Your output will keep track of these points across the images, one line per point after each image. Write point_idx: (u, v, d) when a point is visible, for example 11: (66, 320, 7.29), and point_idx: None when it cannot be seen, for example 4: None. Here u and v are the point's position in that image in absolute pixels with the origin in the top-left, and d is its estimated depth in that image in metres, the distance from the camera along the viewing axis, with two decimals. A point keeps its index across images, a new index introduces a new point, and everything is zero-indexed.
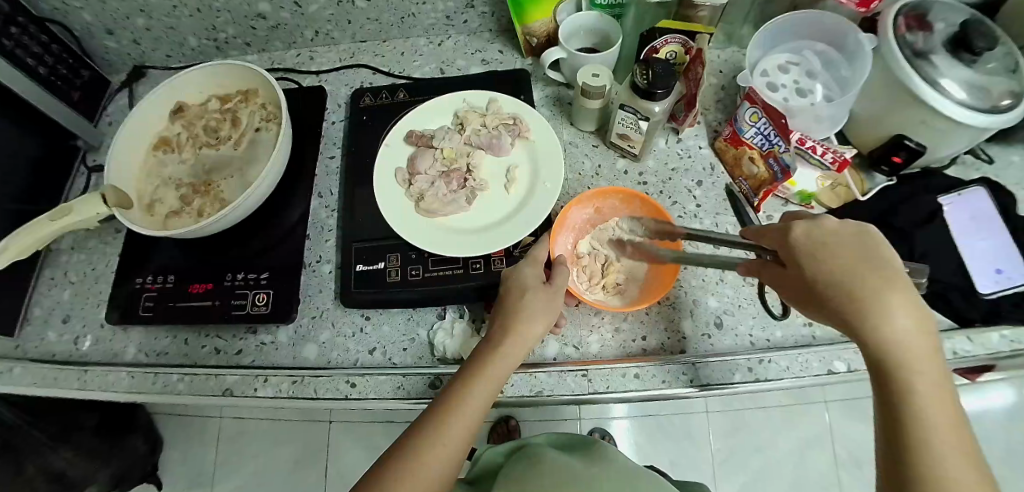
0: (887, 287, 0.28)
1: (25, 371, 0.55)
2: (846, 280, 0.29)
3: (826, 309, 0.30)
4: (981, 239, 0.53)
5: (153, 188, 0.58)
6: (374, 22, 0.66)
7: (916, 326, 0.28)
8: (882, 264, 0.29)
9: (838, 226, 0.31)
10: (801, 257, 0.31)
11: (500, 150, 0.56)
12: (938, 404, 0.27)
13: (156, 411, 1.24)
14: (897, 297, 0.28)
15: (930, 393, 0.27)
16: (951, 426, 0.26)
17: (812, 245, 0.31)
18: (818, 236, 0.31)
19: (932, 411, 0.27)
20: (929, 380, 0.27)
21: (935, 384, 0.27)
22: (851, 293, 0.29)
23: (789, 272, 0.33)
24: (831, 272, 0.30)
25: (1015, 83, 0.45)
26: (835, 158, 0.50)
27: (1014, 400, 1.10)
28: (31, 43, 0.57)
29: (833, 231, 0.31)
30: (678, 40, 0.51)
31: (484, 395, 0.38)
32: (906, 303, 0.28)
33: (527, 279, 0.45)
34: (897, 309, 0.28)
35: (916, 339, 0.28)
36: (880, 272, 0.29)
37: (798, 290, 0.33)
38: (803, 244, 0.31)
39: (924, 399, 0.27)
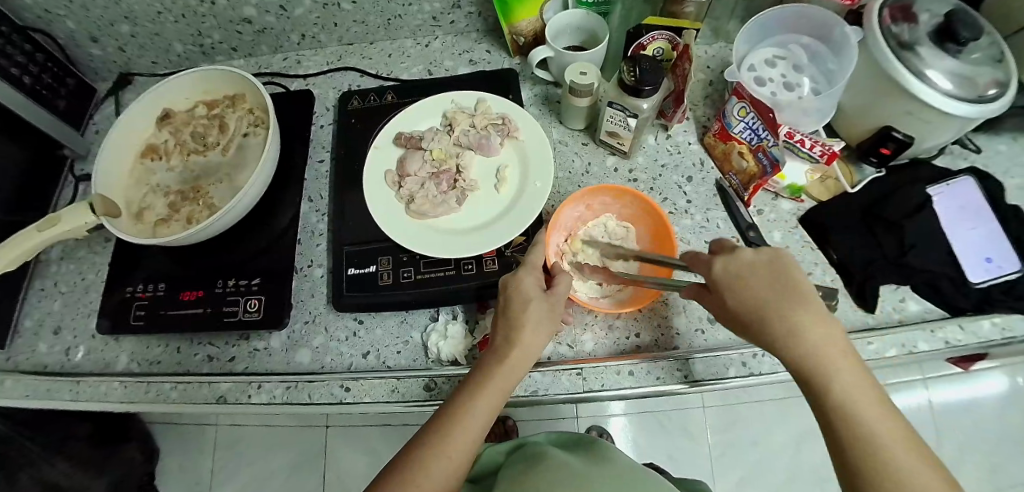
0: (795, 302, 0.33)
1: (16, 384, 0.54)
2: (764, 298, 0.33)
3: (755, 330, 0.34)
4: (971, 228, 0.53)
5: (141, 196, 0.57)
6: (361, 24, 0.66)
7: (825, 330, 0.32)
8: (785, 281, 0.34)
9: (750, 254, 0.36)
10: (726, 285, 0.35)
11: (489, 150, 0.56)
12: (867, 397, 0.30)
13: (152, 420, 1.23)
14: (802, 311, 0.32)
15: (854, 387, 0.31)
16: (883, 415, 0.29)
17: (734, 278, 0.35)
18: (735, 262, 0.36)
19: (862, 402, 0.30)
20: (850, 379, 0.31)
21: (857, 379, 0.31)
22: (768, 309, 0.33)
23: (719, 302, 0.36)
24: (753, 294, 0.34)
25: (1000, 73, 0.46)
26: (823, 151, 0.51)
27: (1009, 387, 1.11)
28: (15, 52, 0.56)
29: (746, 259, 0.35)
30: (665, 37, 0.52)
31: (488, 409, 0.38)
32: (809, 313, 0.32)
33: (528, 289, 0.43)
34: (809, 321, 0.32)
35: (827, 339, 0.32)
36: (784, 291, 0.33)
37: (735, 322, 0.35)
38: (726, 271, 0.35)
39: (852, 395, 0.30)
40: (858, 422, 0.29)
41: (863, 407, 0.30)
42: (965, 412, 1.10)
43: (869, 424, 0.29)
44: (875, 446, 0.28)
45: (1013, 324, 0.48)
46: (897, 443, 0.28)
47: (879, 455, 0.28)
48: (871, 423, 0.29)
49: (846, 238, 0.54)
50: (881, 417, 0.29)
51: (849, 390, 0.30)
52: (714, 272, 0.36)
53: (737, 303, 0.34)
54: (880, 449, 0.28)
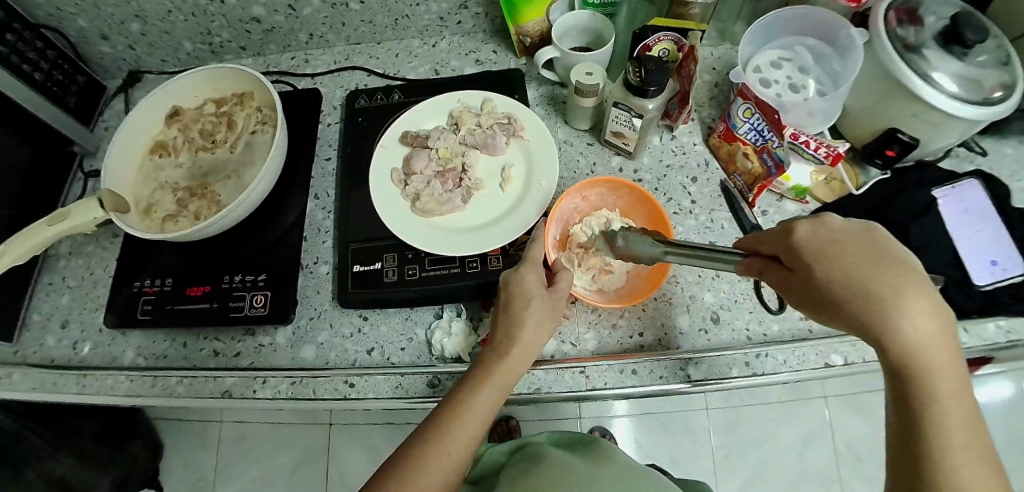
0: (911, 291, 0.25)
1: (24, 377, 0.55)
2: (860, 279, 0.26)
3: (838, 317, 0.27)
4: (978, 230, 0.53)
5: (149, 192, 0.58)
6: (369, 24, 0.66)
7: (939, 328, 0.25)
8: (894, 263, 0.26)
9: (844, 223, 0.28)
10: (816, 262, 0.28)
11: (495, 149, 0.56)
12: (961, 408, 0.25)
13: (156, 416, 1.24)
14: (920, 303, 0.25)
15: (952, 396, 0.25)
16: (973, 430, 0.25)
17: (830, 256, 0.27)
18: (825, 235, 0.28)
19: (955, 415, 0.25)
20: (950, 387, 0.25)
21: (956, 387, 0.25)
22: (870, 297, 0.26)
23: (799, 278, 0.29)
24: (852, 274, 0.26)
25: (1007, 76, 0.46)
26: (828, 152, 0.51)
27: (1015, 393, 1.10)
28: (27, 49, 0.57)
29: (841, 232, 0.28)
30: (671, 37, 0.52)
31: (488, 405, 0.38)
32: (927, 306, 0.25)
33: (530, 286, 0.43)
34: (919, 316, 0.25)
35: (940, 343, 0.25)
36: (895, 276, 0.26)
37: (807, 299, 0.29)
38: (816, 248, 0.28)
39: (943, 404, 0.25)
40: (946, 437, 0.25)
41: (953, 419, 0.25)
42: None
43: (955, 441, 0.24)
44: (956, 463, 0.24)
45: (1016, 327, 0.48)
46: (980, 465, 0.24)
47: (959, 475, 0.24)
48: (958, 439, 0.25)
49: None
50: (970, 434, 0.25)
51: (947, 400, 0.25)
52: (798, 245, 0.28)
53: (830, 285, 0.27)
54: (960, 467, 0.24)
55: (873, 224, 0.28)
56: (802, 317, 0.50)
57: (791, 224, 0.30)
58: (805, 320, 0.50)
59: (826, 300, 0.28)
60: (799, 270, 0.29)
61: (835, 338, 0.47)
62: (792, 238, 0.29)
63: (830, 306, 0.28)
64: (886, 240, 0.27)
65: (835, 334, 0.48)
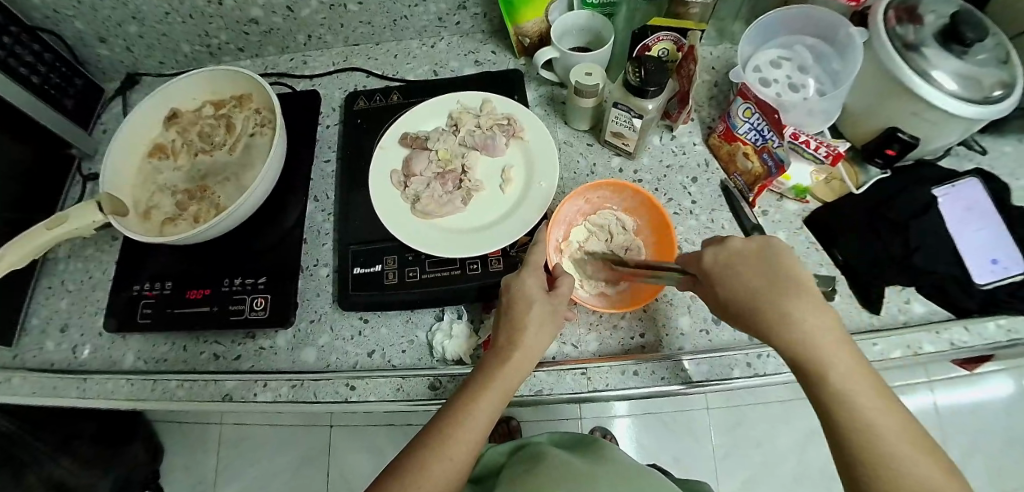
0: (786, 290, 0.34)
1: (23, 381, 0.54)
2: (744, 286, 0.35)
3: (748, 323, 0.35)
4: (979, 229, 0.52)
5: (148, 195, 0.58)
6: (367, 25, 0.66)
7: (820, 321, 0.32)
8: (775, 271, 0.35)
9: (740, 246, 0.37)
10: (715, 278, 0.37)
11: (495, 151, 0.56)
12: (866, 387, 0.30)
13: (157, 419, 1.24)
14: (796, 299, 0.33)
15: (854, 384, 0.31)
16: (887, 407, 0.30)
17: (726, 271, 0.36)
18: (725, 257, 0.37)
19: (862, 394, 0.30)
20: (849, 375, 0.31)
21: (857, 371, 0.31)
22: (760, 300, 0.34)
23: (712, 293, 0.38)
24: (742, 286, 0.35)
25: (1006, 75, 0.45)
26: (828, 152, 0.50)
27: (1016, 390, 1.10)
28: (25, 52, 0.57)
29: (736, 251, 0.37)
30: (671, 37, 0.52)
31: (490, 411, 0.38)
32: (804, 307, 0.33)
33: (531, 290, 0.43)
34: (802, 315, 0.32)
35: (827, 335, 0.32)
36: (772, 281, 0.34)
37: (739, 316, 0.36)
38: (717, 268, 0.37)
39: (852, 389, 0.30)
40: (858, 414, 0.30)
41: (863, 400, 0.30)
42: (970, 414, 1.10)
43: (870, 416, 0.29)
44: (872, 436, 0.29)
45: (1018, 326, 0.48)
46: (897, 435, 0.29)
47: (875, 444, 0.29)
48: (872, 415, 0.29)
49: (853, 239, 0.54)
50: (883, 409, 0.30)
51: (850, 385, 0.31)
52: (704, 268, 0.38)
53: (727, 294, 0.36)
54: (882, 441, 0.29)
55: (770, 240, 0.37)
56: None
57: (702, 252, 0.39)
58: None
59: (728, 308, 0.37)
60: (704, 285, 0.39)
61: None
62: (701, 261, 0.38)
63: (750, 313, 0.35)
64: (780, 253, 0.36)
65: None
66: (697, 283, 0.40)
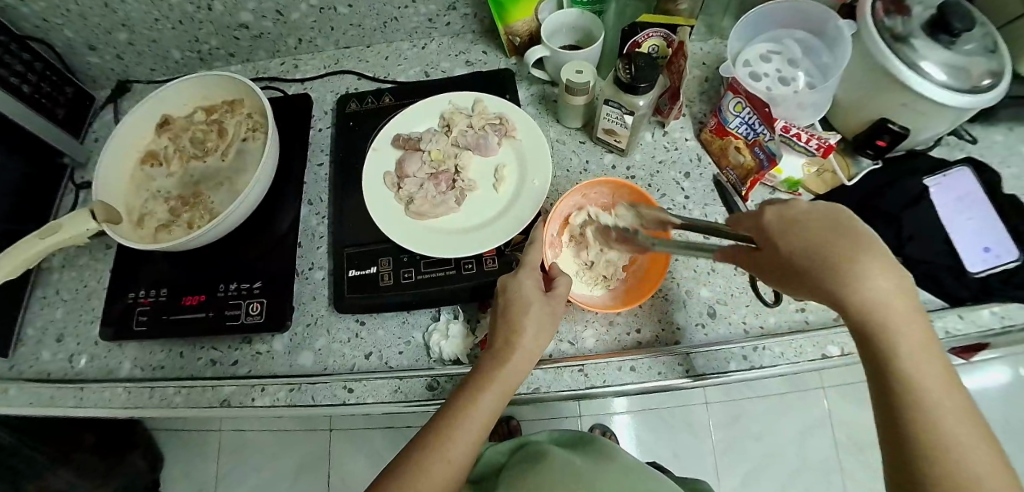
0: (867, 253, 0.26)
1: (20, 391, 0.54)
2: (820, 252, 0.27)
3: (808, 289, 0.28)
4: (970, 217, 0.53)
5: (142, 203, 0.57)
6: (357, 28, 0.66)
7: (900, 293, 0.26)
8: (856, 233, 0.27)
9: (811, 206, 0.29)
10: (783, 239, 0.28)
11: (487, 150, 0.56)
12: (929, 365, 0.26)
13: (154, 427, 1.23)
14: (877, 264, 0.26)
15: (916, 362, 0.26)
16: (948, 391, 0.26)
17: (791, 230, 0.28)
18: (793, 217, 0.29)
19: (925, 377, 0.26)
20: (911, 352, 0.26)
21: (923, 354, 0.26)
22: (837, 258, 0.26)
23: (771, 257, 0.30)
24: (816, 251, 0.27)
25: (994, 64, 0.46)
26: (819, 144, 0.52)
27: (1012, 379, 1.11)
28: (13, 62, 0.57)
29: (809, 212, 0.28)
30: (660, 33, 0.53)
31: (490, 410, 0.38)
32: (882, 269, 0.26)
33: (528, 292, 0.43)
34: (879, 283, 0.26)
35: (901, 305, 0.26)
36: (857, 242, 0.26)
37: (795, 277, 0.28)
38: (780, 228, 0.29)
39: (913, 368, 0.26)
40: (922, 395, 0.26)
41: (928, 387, 0.26)
42: None
43: (933, 400, 0.25)
44: (935, 422, 0.25)
45: (1012, 313, 0.48)
46: (958, 418, 0.25)
47: (933, 431, 0.25)
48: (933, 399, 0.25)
49: None
50: (949, 395, 0.25)
51: (910, 362, 0.26)
52: (767, 226, 0.29)
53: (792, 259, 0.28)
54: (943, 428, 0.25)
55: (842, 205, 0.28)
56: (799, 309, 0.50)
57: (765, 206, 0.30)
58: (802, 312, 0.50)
59: (792, 274, 0.28)
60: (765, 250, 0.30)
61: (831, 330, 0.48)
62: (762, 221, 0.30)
63: (814, 274, 0.27)
64: (849, 214, 0.28)
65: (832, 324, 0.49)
66: (758, 252, 0.31)
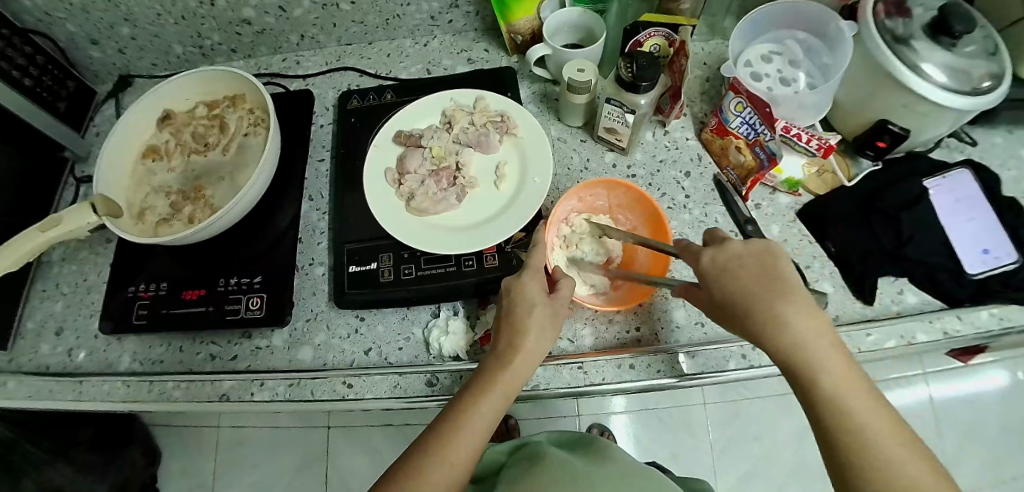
0: (780, 293, 0.32)
1: (19, 384, 0.54)
2: (744, 291, 0.33)
3: (742, 328, 0.34)
4: (969, 219, 0.53)
5: (142, 197, 0.58)
6: (360, 25, 0.66)
7: (812, 327, 0.31)
8: (774, 275, 0.33)
9: (741, 247, 0.36)
10: (712, 279, 0.35)
11: (488, 147, 0.56)
12: (859, 394, 0.30)
13: (152, 423, 1.23)
14: (786, 299, 0.32)
15: (844, 389, 0.30)
16: (879, 417, 0.29)
17: (719, 269, 0.35)
18: (723, 259, 0.35)
19: (857, 404, 0.29)
20: (840, 380, 0.30)
21: (852, 385, 0.30)
22: (749, 292, 0.33)
23: (710, 298, 0.36)
24: (739, 286, 0.34)
25: (994, 66, 0.46)
26: (820, 144, 0.52)
27: (1010, 382, 1.11)
28: (16, 55, 0.57)
29: (734, 253, 0.35)
30: (662, 33, 0.52)
31: (492, 412, 0.38)
32: (797, 305, 0.32)
33: (532, 293, 0.43)
34: (793, 315, 0.32)
35: (817, 335, 0.31)
36: (770, 282, 0.33)
37: (728, 317, 0.35)
38: (712, 267, 0.35)
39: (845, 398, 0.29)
40: (853, 423, 0.29)
41: (861, 412, 0.29)
42: (968, 406, 1.10)
43: (865, 426, 0.28)
44: (871, 446, 0.28)
45: (1011, 314, 0.49)
46: (894, 444, 0.28)
47: (870, 454, 0.28)
48: (865, 426, 0.28)
49: (847, 231, 0.54)
50: (879, 418, 0.29)
51: (841, 392, 0.30)
52: (701, 268, 0.36)
53: (722, 297, 0.34)
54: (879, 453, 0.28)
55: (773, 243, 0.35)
56: None
57: (698, 252, 0.37)
58: None
59: (725, 312, 0.35)
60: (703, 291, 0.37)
61: None
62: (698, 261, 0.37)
63: (736, 307, 0.34)
64: (774, 252, 0.35)
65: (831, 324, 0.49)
66: (699, 291, 0.38)
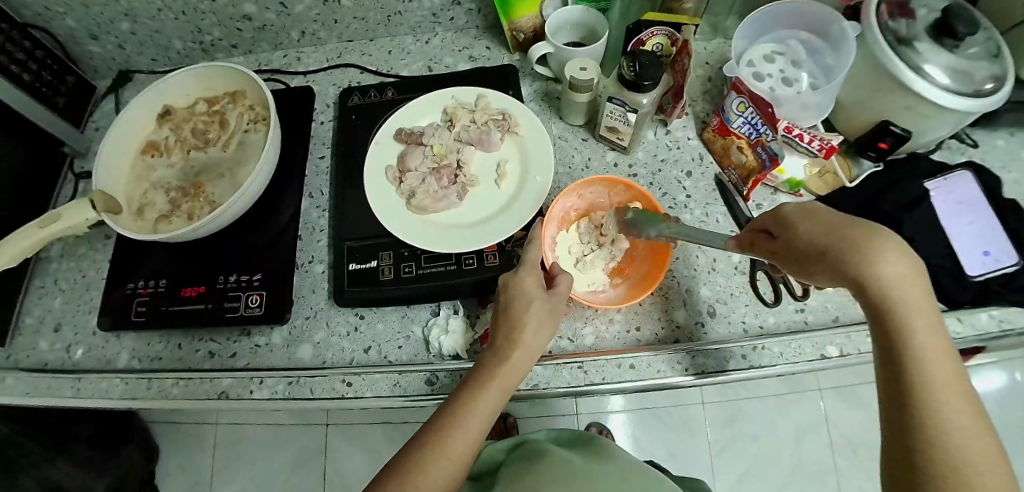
0: (886, 243, 0.29)
1: (17, 381, 0.54)
2: (844, 235, 0.30)
3: (826, 271, 0.30)
4: (970, 222, 0.53)
5: (141, 193, 0.57)
6: (361, 21, 0.66)
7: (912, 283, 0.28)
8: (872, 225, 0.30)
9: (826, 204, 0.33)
10: (800, 228, 0.32)
11: (489, 145, 0.56)
12: (941, 362, 0.28)
13: (151, 419, 1.23)
14: (898, 258, 0.28)
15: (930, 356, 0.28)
16: (953, 386, 0.28)
17: (808, 218, 0.32)
18: (812, 212, 0.32)
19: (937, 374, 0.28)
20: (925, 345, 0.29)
21: (937, 350, 0.29)
22: (849, 246, 0.29)
23: (790, 247, 0.33)
24: (833, 234, 0.30)
25: (998, 68, 0.46)
26: (822, 146, 0.51)
27: (1007, 383, 1.11)
28: (15, 49, 0.56)
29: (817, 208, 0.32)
30: (664, 32, 0.52)
31: (490, 409, 0.38)
32: (902, 259, 0.28)
33: (529, 289, 0.43)
34: (894, 268, 0.28)
35: (914, 294, 0.29)
36: (882, 238, 0.29)
37: (807, 263, 0.32)
38: (802, 217, 0.32)
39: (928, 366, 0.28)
40: (930, 392, 0.28)
41: (939, 383, 0.28)
42: None
43: (945, 407, 0.27)
44: (942, 420, 0.27)
45: (1011, 316, 0.49)
46: (968, 428, 0.27)
47: (941, 436, 0.27)
48: (945, 406, 0.28)
49: None
50: (954, 390, 0.28)
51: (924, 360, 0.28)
52: (788, 218, 0.33)
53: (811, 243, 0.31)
54: (950, 436, 0.27)
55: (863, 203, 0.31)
56: (798, 310, 0.50)
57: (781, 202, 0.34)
58: (802, 313, 0.50)
59: (807, 257, 0.31)
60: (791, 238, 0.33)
61: (831, 331, 0.48)
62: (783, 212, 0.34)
63: (825, 253, 0.30)
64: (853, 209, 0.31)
65: (831, 324, 0.49)
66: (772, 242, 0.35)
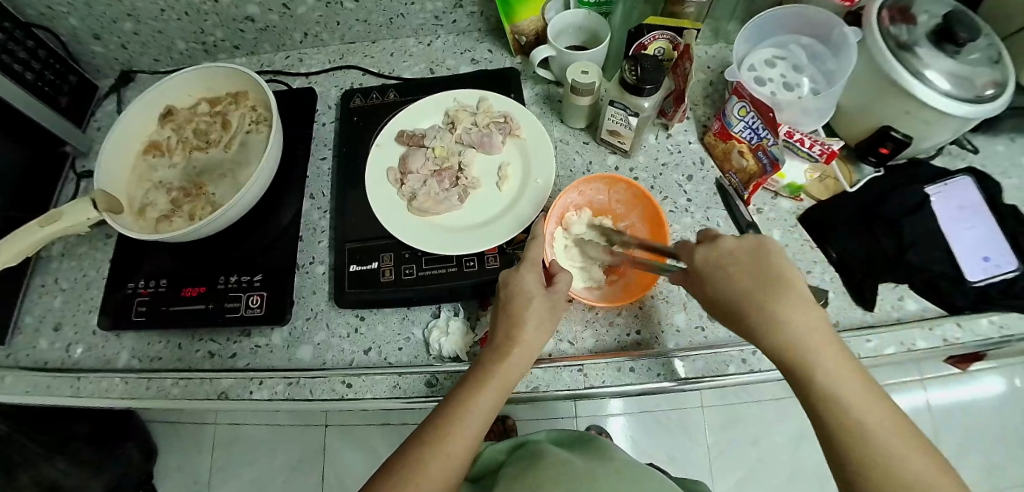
0: (777, 286, 0.35)
1: (17, 380, 0.54)
2: (738, 281, 0.37)
3: (738, 314, 0.36)
4: (970, 226, 0.53)
5: (143, 193, 0.57)
6: (363, 23, 0.66)
7: (808, 318, 0.34)
8: (768, 269, 0.36)
9: (738, 243, 0.39)
10: (710, 275, 0.38)
11: (491, 148, 0.56)
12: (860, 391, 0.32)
13: (150, 419, 1.23)
14: (792, 299, 0.35)
15: (843, 387, 0.32)
16: (874, 408, 0.31)
17: (716, 266, 0.38)
18: (722, 258, 0.38)
19: (857, 404, 0.31)
20: (835, 375, 0.32)
21: (850, 382, 0.32)
22: (746, 294, 0.36)
23: (707, 290, 0.39)
24: (738, 280, 0.37)
25: (998, 74, 0.46)
26: (822, 150, 0.52)
27: (1007, 389, 1.11)
28: (18, 48, 0.56)
29: (729, 249, 0.38)
30: (666, 36, 0.52)
31: (489, 406, 0.38)
32: (789, 296, 0.35)
33: (529, 286, 0.43)
34: (784, 308, 0.34)
35: (811, 329, 0.34)
36: (768, 283, 0.35)
37: (728, 308, 0.37)
38: (708, 265, 0.38)
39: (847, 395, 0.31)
40: (857, 420, 0.31)
41: (860, 409, 0.31)
42: (966, 413, 1.11)
43: (872, 433, 0.30)
44: (876, 448, 0.30)
45: (1010, 322, 0.49)
46: (902, 452, 0.29)
47: (875, 462, 0.29)
48: (874, 432, 0.30)
49: (849, 237, 0.54)
50: (880, 413, 0.31)
51: (844, 392, 0.32)
52: (699, 263, 0.39)
53: (722, 289, 0.37)
54: (885, 461, 0.29)
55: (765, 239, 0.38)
56: None
57: (695, 249, 0.40)
58: None
59: (720, 300, 0.37)
60: (698, 283, 0.39)
61: None
62: (695, 260, 0.40)
63: (728, 297, 0.37)
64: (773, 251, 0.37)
65: None
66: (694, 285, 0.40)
